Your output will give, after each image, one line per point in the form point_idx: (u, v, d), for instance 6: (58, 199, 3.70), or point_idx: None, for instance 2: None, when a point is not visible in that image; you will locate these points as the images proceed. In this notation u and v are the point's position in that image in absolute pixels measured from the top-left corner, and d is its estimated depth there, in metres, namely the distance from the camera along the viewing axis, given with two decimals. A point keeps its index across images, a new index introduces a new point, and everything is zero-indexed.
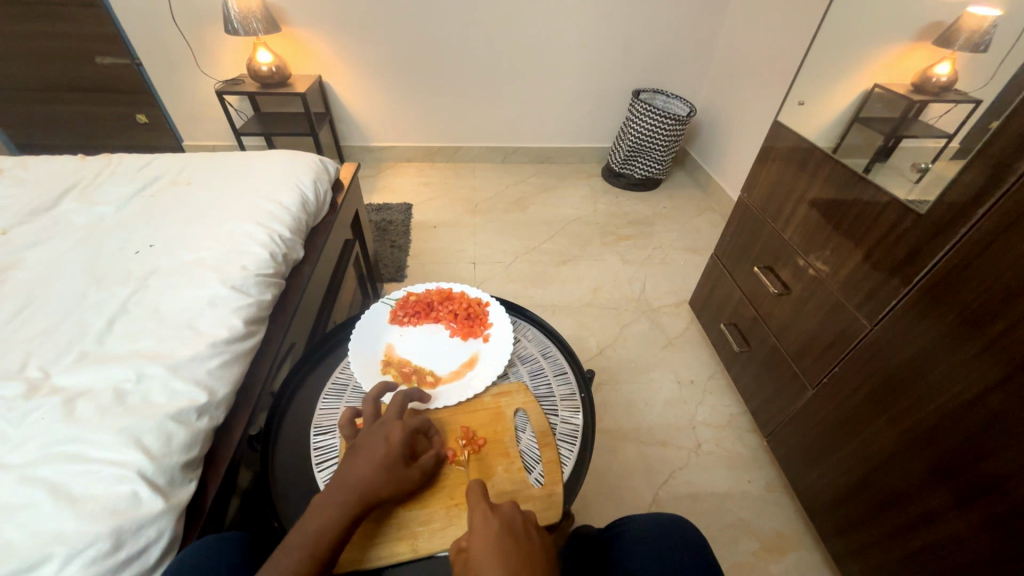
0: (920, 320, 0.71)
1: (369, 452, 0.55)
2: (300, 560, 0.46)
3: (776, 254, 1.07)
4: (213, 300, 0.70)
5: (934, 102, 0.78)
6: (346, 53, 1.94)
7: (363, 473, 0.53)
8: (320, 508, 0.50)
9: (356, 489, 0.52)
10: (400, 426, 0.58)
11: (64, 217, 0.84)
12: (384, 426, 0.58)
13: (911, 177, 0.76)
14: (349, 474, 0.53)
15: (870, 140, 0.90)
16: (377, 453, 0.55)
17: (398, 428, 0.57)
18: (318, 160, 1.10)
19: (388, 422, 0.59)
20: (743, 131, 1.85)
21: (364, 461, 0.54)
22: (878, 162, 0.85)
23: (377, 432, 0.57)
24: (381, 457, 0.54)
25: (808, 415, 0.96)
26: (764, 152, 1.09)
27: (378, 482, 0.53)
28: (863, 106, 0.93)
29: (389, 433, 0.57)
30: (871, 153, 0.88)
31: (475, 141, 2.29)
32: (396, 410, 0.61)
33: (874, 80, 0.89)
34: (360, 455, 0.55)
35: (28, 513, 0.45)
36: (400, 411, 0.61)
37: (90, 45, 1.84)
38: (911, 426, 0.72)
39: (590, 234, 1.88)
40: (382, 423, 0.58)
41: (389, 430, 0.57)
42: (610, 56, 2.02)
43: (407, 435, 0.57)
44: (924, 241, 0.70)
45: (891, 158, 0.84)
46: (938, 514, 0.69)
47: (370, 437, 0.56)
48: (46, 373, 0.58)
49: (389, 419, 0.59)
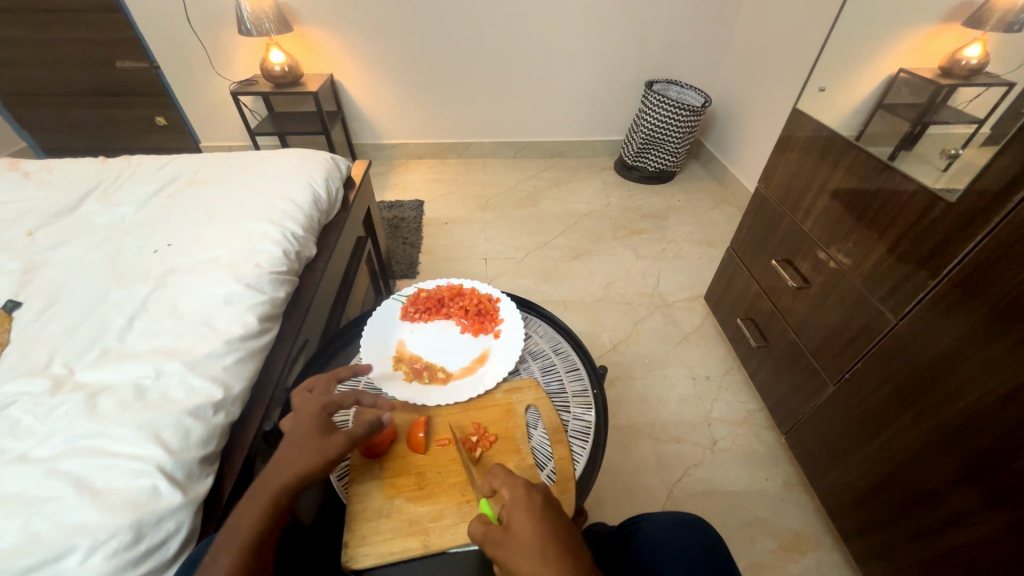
0: (950, 313, 0.68)
1: (294, 431, 0.57)
2: (250, 535, 0.47)
3: (796, 247, 1.04)
4: (228, 298, 0.71)
5: (962, 86, 0.75)
6: (356, 51, 1.95)
7: (288, 449, 0.55)
8: (254, 487, 0.52)
9: (284, 464, 0.53)
10: (310, 403, 0.60)
11: (87, 218, 0.86)
12: (303, 406, 0.61)
13: (940, 164, 0.74)
14: (281, 454, 0.54)
15: (894, 128, 0.87)
16: (298, 431, 0.57)
17: (308, 405, 0.60)
18: (330, 157, 1.11)
19: (305, 401, 0.61)
20: (761, 121, 1.80)
21: (290, 439, 0.56)
22: (904, 150, 0.82)
23: (298, 413, 0.60)
24: (300, 433, 0.57)
25: (829, 412, 0.94)
26: (783, 142, 1.06)
27: (306, 456, 0.54)
28: (888, 91, 0.90)
29: (304, 413, 0.59)
30: (895, 140, 0.85)
31: (486, 137, 2.29)
32: (317, 389, 0.63)
33: (901, 65, 0.86)
34: (287, 436, 0.57)
35: (54, 506, 0.46)
36: (324, 388, 0.64)
37: (111, 50, 1.88)
38: (938, 424, 0.69)
39: (602, 229, 1.86)
40: (303, 404, 0.61)
41: (303, 409, 0.60)
42: (622, 47, 1.99)
43: (319, 408, 0.60)
44: (953, 232, 0.67)
45: (917, 146, 0.81)
46: (967, 515, 0.66)
47: (296, 421, 0.58)
48: (70, 370, 0.59)
49: (310, 398, 0.62)
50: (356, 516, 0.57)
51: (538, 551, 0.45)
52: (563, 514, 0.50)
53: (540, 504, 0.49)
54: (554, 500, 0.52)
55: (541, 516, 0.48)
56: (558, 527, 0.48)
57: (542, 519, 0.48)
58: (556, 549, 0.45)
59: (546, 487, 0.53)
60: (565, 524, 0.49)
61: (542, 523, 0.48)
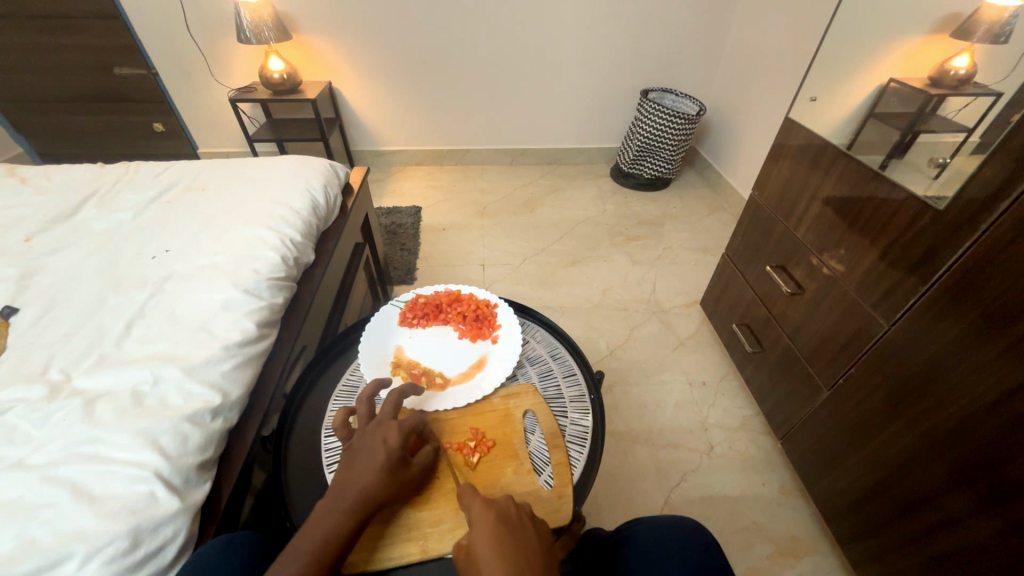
0: (941, 318, 0.69)
1: (367, 456, 0.55)
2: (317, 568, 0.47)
3: (789, 253, 1.06)
4: (227, 305, 0.71)
5: (951, 96, 0.77)
6: (355, 59, 1.97)
7: (360, 477, 0.53)
8: (322, 515, 0.51)
9: (357, 494, 0.52)
10: (396, 427, 0.57)
11: (85, 224, 0.87)
12: (380, 429, 0.57)
13: (929, 173, 0.75)
14: (350, 477, 0.53)
15: (885, 137, 0.89)
16: (374, 458, 0.54)
17: (393, 430, 0.57)
18: (328, 164, 1.11)
19: (383, 424, 0.58)
20: (755, 129, 1.82)
21: (364, 466, 0.54)
22: (894, 158, 0.84)
23: (373, 435, 0.57)
24: (378, 462, 0.54)
25: (823, 416, 0.94)
26: (776, 150, 1.08)
27: (380, 488, 0.53)
28: (878, 101, 0.91)
29: (384, 436, 0.56)
30: (886, 149, 0.87)
31: (483, 144, 2.30)
32: (390, 410, 0.60)
33: (890, 75, 0.88)
34: (357, 461, 0.55)
35: (49, 512, 0.46)
36: (395, 410, 0.61)
37: (109, 57, 1.89)
38: (930, 428, 0.70)
39: (599, 235, 1.87)
40: (378, 425, 0.58)
41: (385, 433, 0.57)
42: (617, 56, 2.02)
43: (403, 436, 0.57)
44: (942, 239, 0.69)
45: (907, 155, 0.82)
46: (959, 519, 0.67)
47: (366, 440, 0.56)
48: (67, 376, 0.59)
49: (384, 420, 0.59)
50: None
51: (492, 569, 0.45)
52: (527, 530, 0.50)
53: (497, 522, 0.49)
54: (516, 512, 0.52)
55: (498, 532, 0.48)
56: (517, 542, 0.48)
57: (500, 540, 0.48)
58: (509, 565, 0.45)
59: (509, 499, 0.53)
60: (526, 543, 0.48)
61: (498, 539, 0.48)
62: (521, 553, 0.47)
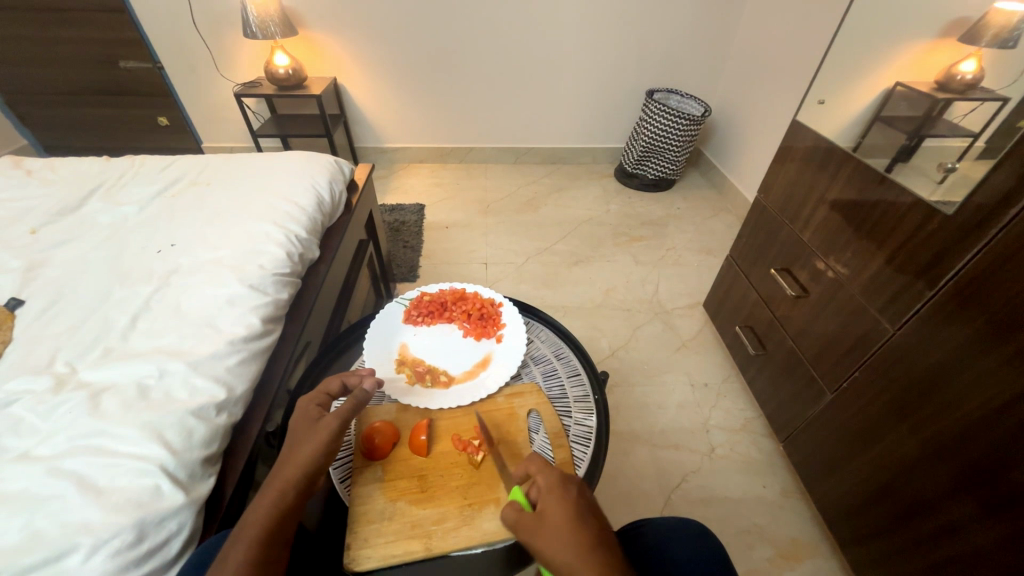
0: (947, 324, 0.68)
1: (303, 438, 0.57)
2: (263, 529, 0.49)
3: (794, 256, 1.05)
4: (232, 299, 0.71)
5: (958, 100, 0.76)
6: (360, 56, 1.96)
7: (300, 453, 0.55)
8: (265, 492, 0.52)
9: (298, 468, 0.54)
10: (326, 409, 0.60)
11: (91, 216, 0.87)
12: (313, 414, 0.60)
13: (935, 177, 0.75)
14: (294, 458, 0.55)
15: (890, 141, 0.89)
16: (310, 437, 0.57)
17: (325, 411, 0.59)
18: (333, 161, 1.11)
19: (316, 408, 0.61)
20: (760, 131, 1.82)
21: (302, 445, 0.56)
22: (899, 162, 0.84)
23: (307, 421, 0.59)
24: (315, 439, 0.56)
25: (826, 420, 0.94)
26: (782, 152, 1.07)
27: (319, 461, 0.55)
28: (886, 104, 0.91)
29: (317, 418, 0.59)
30: (892, 152, 0.87)
31: (487, 143, 2.30)
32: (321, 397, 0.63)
33: (897, 79, 0.88)
34: (295, 443, 0.57)
35: (56, 504, 0.46)
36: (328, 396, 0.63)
37: (115, 50, 1.89)
38: (933, 434, 0.70)
39: (602, 235, 1.87)
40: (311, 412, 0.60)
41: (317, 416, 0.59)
42: (624, 56, 2.01)
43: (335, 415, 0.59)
44: (950, 244, 0.68)
45: (913, 158, 0.82)
46: (962, 525, 0.67)
47: (302, 424, 0.59)
48: (72, 368, 0.59)
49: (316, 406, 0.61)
50: (360, 517, 0.57)
51: (572, 539, 0.46)
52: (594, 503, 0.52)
53: (572, 489, 0.52)
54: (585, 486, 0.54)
55: (574, 506, 0.49)
56: (589, 511, 0.50)
57: (576, 504, 0.50)
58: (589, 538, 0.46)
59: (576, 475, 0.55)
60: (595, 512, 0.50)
61: (576, 512, 0.49)
62: (596, 519, 0.49)
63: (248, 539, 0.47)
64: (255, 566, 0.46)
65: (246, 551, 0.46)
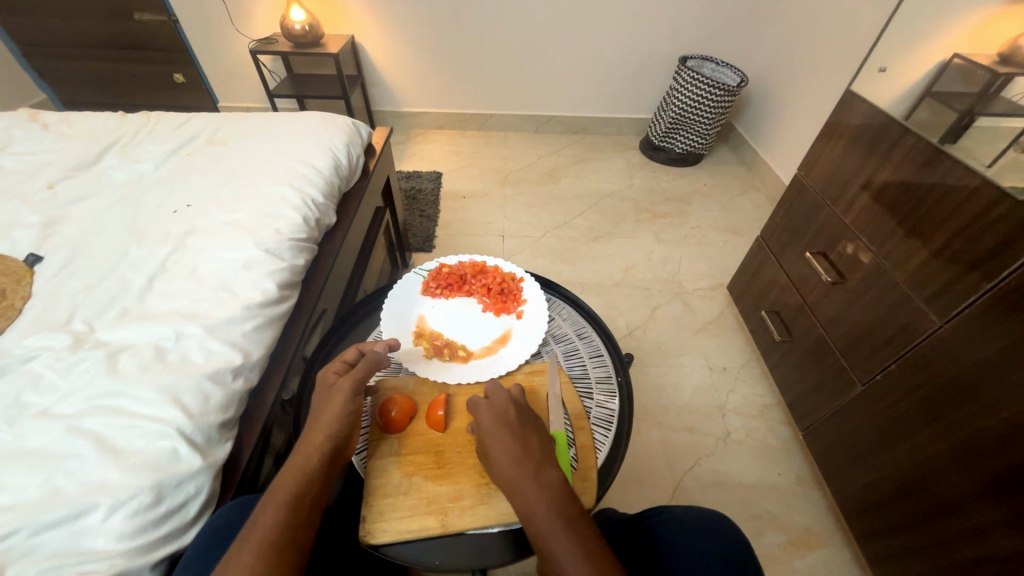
0: (1001, 320, 0.64)
1: (325, 407, 0.57)
2: (293, 490, 0.49)
3: (832, 239, 0.99)
4: (248, 264, 0.69)
5: (1020, 76, 0.73)
6: (379, 12, 1.87)
7: (323, 424, 0.55)
8: (288, 464, 0.52)
9: (321, 439, 0.54)
10: (349, 377, 0.60)
11: (107, 173, 0.85)
12: (333, 384, 0.59)
13: (984, 158, 0.71)
14: (318, 425, 0.55)
15: (940, 119, 0.82)
16: (332, 406, 0.57)
17: (346, 379, 0.59)
18: (351, 123, 1.07)
19: (336, 379, 0.60)
20: (799, 105, 1.70)
21: (325, 415, 0.56)
22: (948, 140, 0.77)
23: (327, 392, 0.59)
24: (338, 407, 0.56)
25: (853, 411, 0.91)
26: (829, 128, 0.99)
27: (341, 430, 0.55)
28: (938, 78, 0.86)
29: (338, 388, 0.58)
30: (940, 131, 0.79)
31: (508, 110, 2.22)
32: (339, 365, 0.62)
33: (956, 50, 0.82)
34: (318, 413, 0.57)
35: (75, 462, 0.46)
36: (348, 365, 0.63)
37: (129, 1, 1.83)
38: (973, 435, 0.67)
39: (624, 211, 1.81)
40: (332, 382, 0.60)
41: (337, 385, 0.59)
42: (658, 18, 1.88)
43: (355, 385, 0.59)
44: (1016, 234, 0.63)
45: (960, 141, 0.76)
46: (993, 529, 0.64)
47: (324, 395, 0.59)
48: (90, 328, 0.59)
49: (336, 376, 0.61)
50: (376, 491, 0.56)
51: (505, 467, 0.53)
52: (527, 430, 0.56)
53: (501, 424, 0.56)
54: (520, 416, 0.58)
55: (508, 432, 0.56)
56: (517, 440, 0.55)
57: (504, 438, 0.55)
58: (524, 462, 0.53)
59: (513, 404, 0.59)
60: (526, 439, 0.55)
61: (503, 437, 0.55)
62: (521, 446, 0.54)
63: (278, 500, 0.48)
64: (287, 528, 0.46)
65: (276, 513, 0.46)
